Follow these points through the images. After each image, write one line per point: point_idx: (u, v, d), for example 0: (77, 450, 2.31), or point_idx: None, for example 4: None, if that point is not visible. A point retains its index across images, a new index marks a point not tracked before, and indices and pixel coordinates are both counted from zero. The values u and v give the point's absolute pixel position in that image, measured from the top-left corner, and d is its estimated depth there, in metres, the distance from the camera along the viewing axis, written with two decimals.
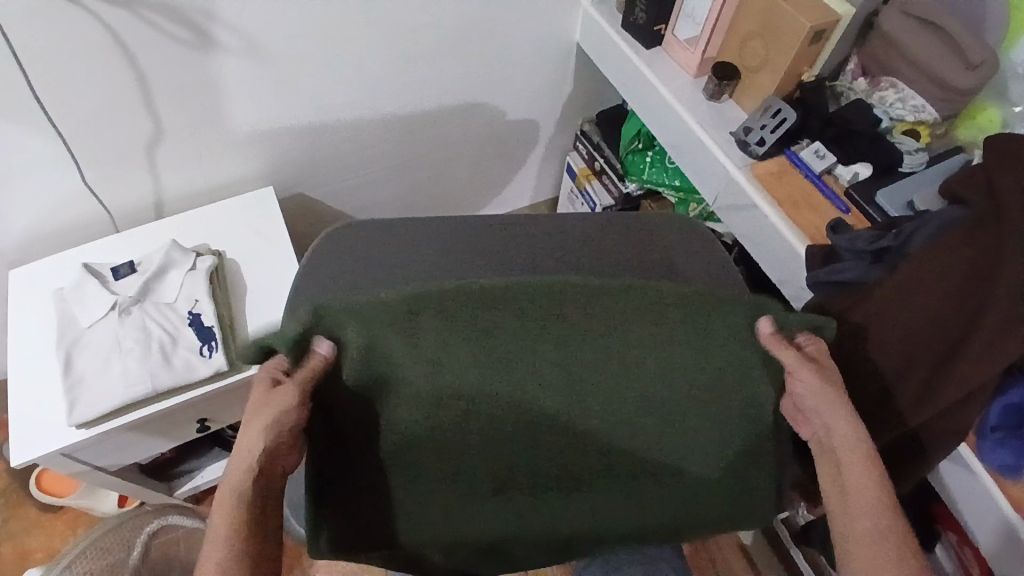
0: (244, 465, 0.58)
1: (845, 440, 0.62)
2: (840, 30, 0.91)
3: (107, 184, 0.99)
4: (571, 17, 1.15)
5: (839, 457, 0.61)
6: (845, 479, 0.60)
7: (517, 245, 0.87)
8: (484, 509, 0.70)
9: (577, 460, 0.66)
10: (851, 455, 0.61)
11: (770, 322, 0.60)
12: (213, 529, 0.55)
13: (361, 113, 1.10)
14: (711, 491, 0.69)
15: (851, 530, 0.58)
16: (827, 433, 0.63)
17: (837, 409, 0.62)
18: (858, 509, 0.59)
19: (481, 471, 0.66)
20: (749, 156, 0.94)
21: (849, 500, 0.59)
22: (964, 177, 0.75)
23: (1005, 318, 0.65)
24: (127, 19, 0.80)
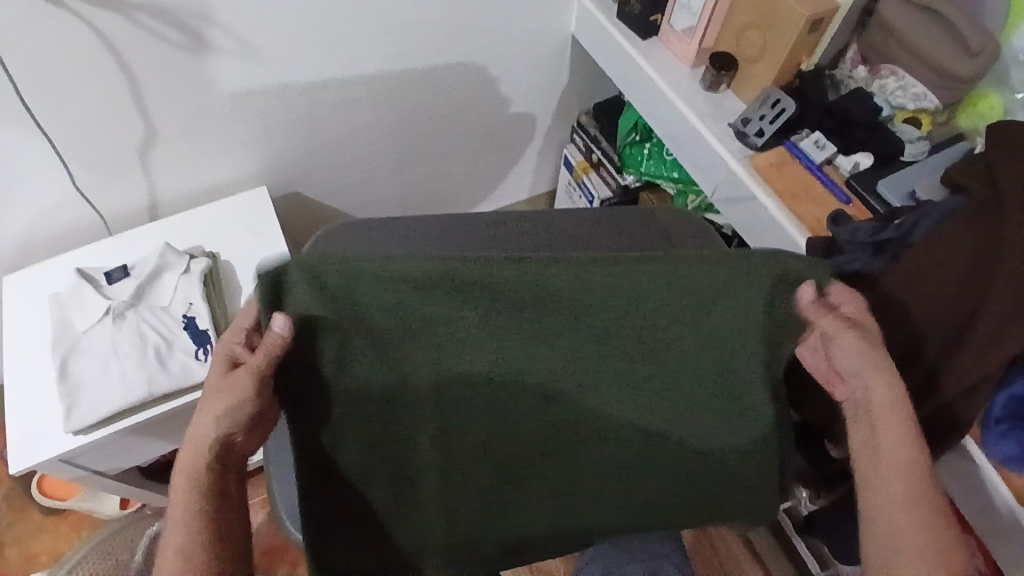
0: (197, 450, 0.61)
1: (883, 403, 0.63)
2: (838, 18, 0.90)
3: (100, 187, 0.98)
4: (566, 8, 1.13)
5: (880, 422, 0.63)
6: (880, 445, 0.63)
7: (513, 244, 0.85)
8: (474, 494, 0.68)
9: (569, 446, 0.66)
10: (890, 419, 0.63)
11: (814, 289, 0.60)
12: (173, 514, 0.59)
13: (356, 110, 1.09)
14: (715, 488, 0.69)
15: (888, 494, 0.61)
16: (873, 396, 0.64)
17: (877, 372, 0.63)
18: (893, 474, 0.62)
19: (463, 450, 0.66)
20: (747, 147, 0.93)
21: (887, 468, 0.62)
22: (965, 167, 0.74)
23: (1007, 309, 0.65)
24: (118, 22, 0.79)
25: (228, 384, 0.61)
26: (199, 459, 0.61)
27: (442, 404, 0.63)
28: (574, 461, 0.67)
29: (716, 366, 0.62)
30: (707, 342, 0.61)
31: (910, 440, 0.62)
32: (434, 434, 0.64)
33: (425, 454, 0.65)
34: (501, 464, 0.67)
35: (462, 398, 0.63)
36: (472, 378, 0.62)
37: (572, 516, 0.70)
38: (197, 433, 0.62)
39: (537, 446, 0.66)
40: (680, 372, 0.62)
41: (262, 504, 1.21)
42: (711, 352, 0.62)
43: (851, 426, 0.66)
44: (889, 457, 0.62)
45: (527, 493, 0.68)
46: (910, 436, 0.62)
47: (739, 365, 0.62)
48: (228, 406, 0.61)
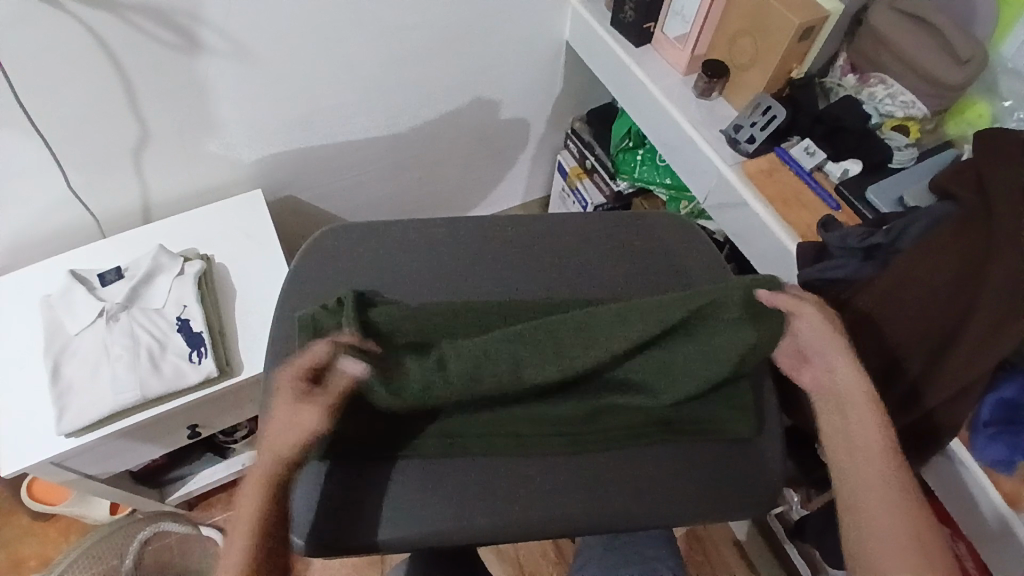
0: (271, 465, 0.64)
1: (853, 386, 0.66)
2: (829, 27, 0.90)
3: (96, 189, 0.98)
4: (559, 15, 1.14)
5: (851, 408, 0.66)
6: (852, 431, 0.65)
7: (501, 249, 0.86)
8: (507, 446, 0.70)
9: (557, 435, 0.70)
10: (855, 402, 0.66)
11: (771, 289, 0.68)
12: (239, 527, 0.62)
13: (351, 114, 1.10)
14: (686, 456, 0.73)
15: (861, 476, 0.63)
16: (843, 384, 0.66)
17: (842, 354, 0.67)
18: (868, 457, 0.64)
19: (513, 419, 0.69)
20: (739, 154, 0.94)
21: (861, 452, 0.64)
22: (954, 174, 0.75)
23: (1001, 309, 0.66)
24: (112, 22, 0.80)
25: (300, 409, 0.65)
26: (273, 471, 0.63)
27: (475, 376, 0.66)
28: (570, 440, 0.70)
29: (707, 366, 0.68)
30: (691, 336, 0.69)
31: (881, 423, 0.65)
32: (478, 404, 0.70)
33: (469, 416, 0.70)
34: (529, 427, 0.69)
35: (500, 381, 0.66)
36: (501, 360, 0.66)
37: (558, 512, 0.70)
38: (272, 451, 0.64)
39: (564, 421, 0.69)
40: (670, 367, 0.69)
41: None
42: (697, 336, 0.68)
43: (821, 412, 0.68)
44: (866, 447, 0.64)
45: (571, 449, 0.70)
46: (880, 421, 0.65)
47: (725, 342, 0.67)
48: (302, 428, 0.64)
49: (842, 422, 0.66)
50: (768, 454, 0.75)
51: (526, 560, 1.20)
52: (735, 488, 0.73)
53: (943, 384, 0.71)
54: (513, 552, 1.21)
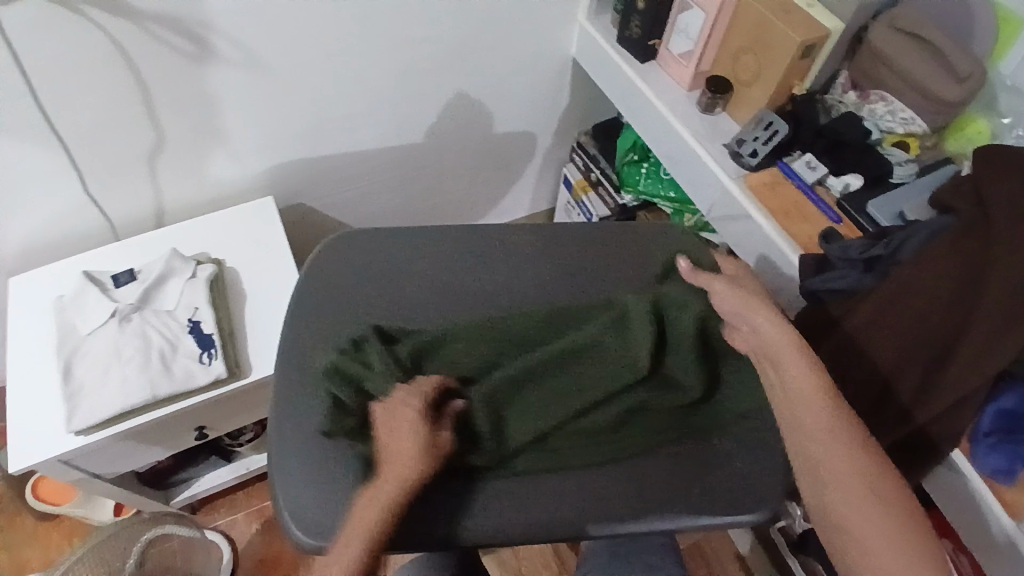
0: (395, 491, 0.64)
1: (776, 338, 0.70)
2: (830, 44, 0.93)
3: (111, 194, 1.00)
4: (566, 32, 1.17)
5: (778, 361, 0.70)
6: (786, 375, 0.69)
7: (506, 267, 0.88)
8: (552, 458, 0.71)
9: (595, 445, 0.71)
10: (783, 352, 0.70)
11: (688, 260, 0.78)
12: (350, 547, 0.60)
13: (362, 123, 1.12)
14: (692, 462, 0.75)
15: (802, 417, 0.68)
16: (763, 335, 0.71)
17: (761, 313, 0.72)
18: (803, 400, 0.68)
19: (564, 433, 0.71)
20: (742, 168, 0.96)
21: (795, 394, 0.68)
22: (954, 189, 0.77)
23: (999, 320, 0.67)
24: (132, 30, 0.82)
25: (433, 443, 0.66)
26: (394, 497, 0.63)
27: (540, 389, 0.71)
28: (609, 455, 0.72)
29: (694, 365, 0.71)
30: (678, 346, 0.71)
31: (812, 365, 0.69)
32: (534, 422, 0.70)
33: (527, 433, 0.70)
34: (582, 440, 0.71)
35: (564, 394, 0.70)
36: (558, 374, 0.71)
37: (564, 511, 0.72)
38: (398, 478, 0.64)
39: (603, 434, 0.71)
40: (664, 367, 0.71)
41: (257, 515, 1.26)
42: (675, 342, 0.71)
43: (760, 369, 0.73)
44: (802, 399, 0.68)
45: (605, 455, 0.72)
46: (808, 362, 0.69)
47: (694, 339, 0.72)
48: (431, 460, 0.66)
49: (776, 374, 0.70)
50: (770, 460, 0.76)
51: (528, 569, 1.20)
52: (738, 494, 0.74)
53: (941, 393, 0.72)
54: (514, 561, 1.21)
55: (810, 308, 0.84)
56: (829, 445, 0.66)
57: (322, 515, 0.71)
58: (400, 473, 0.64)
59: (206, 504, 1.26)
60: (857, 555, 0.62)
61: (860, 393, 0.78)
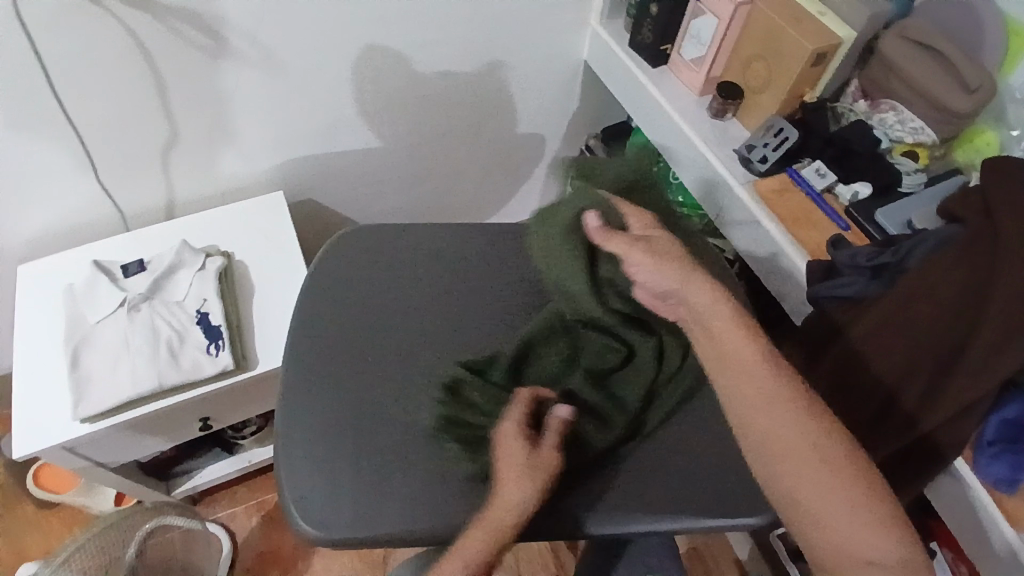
0: (508, 515, 0.62)
1: (708, 308, 0.65)
2: (842, 53, 0.93)
3: (123, 184, 1.00)
4: (578, 36, 1.17)
5: (713, 331, 0.64)
6: (726, 352, 0.63)
7: (494, 295, 0.87)
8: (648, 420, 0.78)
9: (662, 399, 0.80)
10: (721, 325, 0.64)
11: (595, 215, 0.71)
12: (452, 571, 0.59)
13: (373, 122, 1.12)
14: (693, 465, 0.76)
15: (743, 397, 0.62)
16: (696, 303, 0.65)
17: (687, 281, 0.66)
18: (749, 375, 0.62)
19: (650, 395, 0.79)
20: (751, 173, 0.96)
21: (738, 375, 0.62)
22: (961, 199, 0.77)
23: (1001, 331, 0.67)
24: (150, 24, 0.83)
25: (541, 458, 0.65)
26: (502, 522, 0.62)
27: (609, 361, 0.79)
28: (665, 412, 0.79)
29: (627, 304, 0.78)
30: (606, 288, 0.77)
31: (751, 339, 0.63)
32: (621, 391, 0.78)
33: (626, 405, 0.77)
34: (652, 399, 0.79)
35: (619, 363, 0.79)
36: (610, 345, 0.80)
37: (569, 508, 0.73)
38: (510, 502, 0.63)
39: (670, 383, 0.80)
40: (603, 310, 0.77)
41: (257, 508, 1.26)
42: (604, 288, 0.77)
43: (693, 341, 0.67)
44: (747, 368, 0.62)
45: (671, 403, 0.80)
46: (743, 332, 0.63)
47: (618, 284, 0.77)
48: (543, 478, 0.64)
49: (712, 345, 0.64)
50: None
51: (527, 569, 1.20)
52: (742, 497, 0.74)
53: (944, 403, 0.72)
54: (513, 561, 1.21)
55: (816, 314, 0.84)
56: (775, 414, 0.60)
57: (327, 508, 0.71)
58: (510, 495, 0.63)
59: (207, 496, 1.26)
60: (813, 528, 0.58)
61: (863, 399, 0.79)
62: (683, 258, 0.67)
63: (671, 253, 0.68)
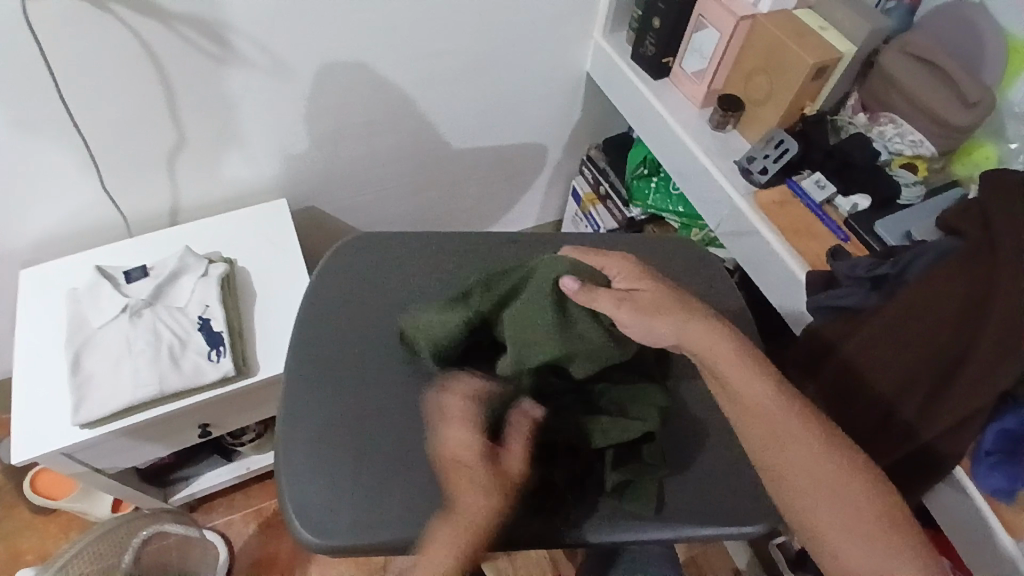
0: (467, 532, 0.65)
1: (709, 350, 0.71)
2: (842, 67, 0.94)
3: (127, 189, 1.01)
4: (582, 48, 1.18)
5: (725, 377, 0.70)
6: (734, 390, 0.69)
7: None
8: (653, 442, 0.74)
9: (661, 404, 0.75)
10: (726, 368, 0.70)
11: (570, 279, 0.73)
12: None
13: (377, 130, 1.13)
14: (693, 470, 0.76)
15: (750, 432, 0.68)
16: (705, 352, 0.71)
17: (685, 328, 0.71)
18: (751, 411, 0.68)
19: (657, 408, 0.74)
20: (751, 184, 0.97)
21: (745, 411, 0.68)
22: (960, 211, 0.78)
23: (1001, 343, 0.68)
24: (159, 30, 0.83)
25: (498, 465, 0.68)
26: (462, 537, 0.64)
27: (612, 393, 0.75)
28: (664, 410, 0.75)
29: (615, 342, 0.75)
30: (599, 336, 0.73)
31: (760, 379, 0.69)
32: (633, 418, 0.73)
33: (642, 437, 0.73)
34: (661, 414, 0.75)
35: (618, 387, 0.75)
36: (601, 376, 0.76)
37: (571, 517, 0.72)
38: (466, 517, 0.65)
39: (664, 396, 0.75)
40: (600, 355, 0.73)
41: (255, 515, 1.26)
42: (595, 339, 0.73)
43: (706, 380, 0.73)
44: (763, 412, 0.68)
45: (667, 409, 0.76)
46: (750, 371, 0.69)
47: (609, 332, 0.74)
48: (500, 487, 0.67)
49: (725, 392, 0.70)
50: None
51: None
52: (740, 503, 0.74)
53: (944, 414, 0.72)
54: (512, 569, 1.21)
55: (816, 324, 0.85)
56: (791, 454, 0.66)
57: (329, 514, 0.71)
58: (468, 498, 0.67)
59: (204, 503, 1.26)
60: (829, 553, 0.64)
61: (863, 409, 0.79)
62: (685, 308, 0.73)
63: (654, 306, 0.73)
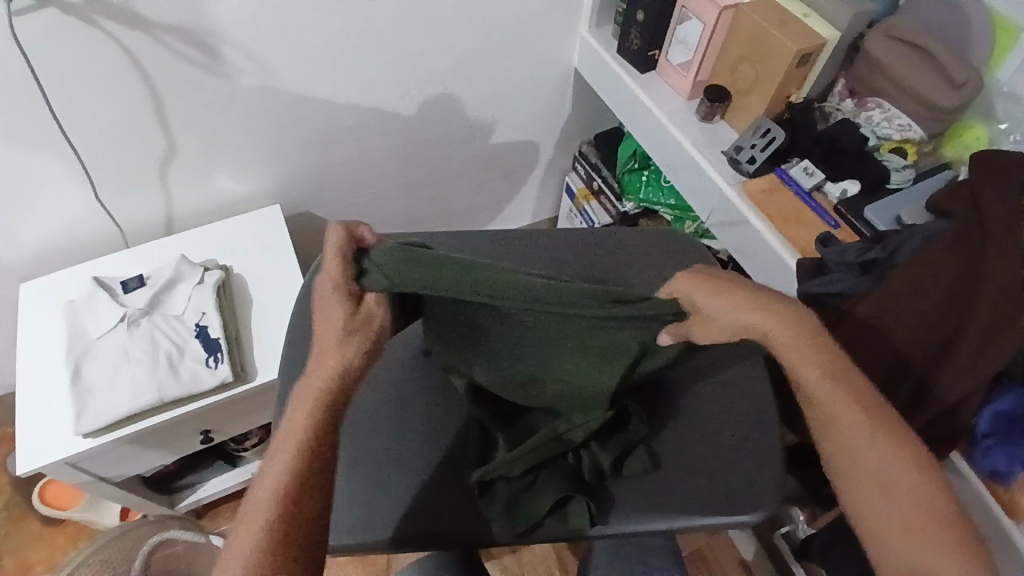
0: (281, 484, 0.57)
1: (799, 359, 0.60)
2: (826, 53, 0.94)
3: (121, 201, 1.02)
4: (568, 43, 1.19)
5: (795, 369, 0.60)
6: (801, 376, 0.60)
7: None
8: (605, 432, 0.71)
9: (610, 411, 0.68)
10: (803, 357, 0.60)
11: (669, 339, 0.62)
12: (235, 549, 0.55)
13: (366, 133, 1.14)
14: (688, 460, 0.76)
15: (822, 428, 0.61)
16: (777, 334, 0.59)
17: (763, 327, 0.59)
18: (826, 402, 0.60)
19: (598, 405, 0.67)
20: (740, 174, 0.97)
21: (820, 410, 0.60)
22: (949, 194, 0.78)
23: (993, 325, 0.69)
24: (144, 40, 0.84)
25: (350, 329, 0.57)
26: (265, 501, 0.56)
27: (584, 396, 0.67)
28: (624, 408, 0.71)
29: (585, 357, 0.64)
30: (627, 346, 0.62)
31: (820, 360, 0.60)
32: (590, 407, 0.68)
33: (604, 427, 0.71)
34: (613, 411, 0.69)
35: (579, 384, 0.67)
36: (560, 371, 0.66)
37: None
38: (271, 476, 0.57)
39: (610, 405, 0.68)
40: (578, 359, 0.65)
41: None
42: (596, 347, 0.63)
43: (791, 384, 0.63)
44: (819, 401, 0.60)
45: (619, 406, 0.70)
46: (814, 353, 0.60)
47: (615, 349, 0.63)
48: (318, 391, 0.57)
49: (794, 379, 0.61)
50: (769, 459, 0.76)
51: (530, 573, 1.21)
52: (737, 491, 0.74)
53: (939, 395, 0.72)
54: (517, 566, 1.21)
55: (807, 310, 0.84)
56: (839, 437, 0.60)
57: None
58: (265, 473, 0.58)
59: (211, 509, 1.28)
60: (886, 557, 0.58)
61: None
62: (747, 286, 0.60)
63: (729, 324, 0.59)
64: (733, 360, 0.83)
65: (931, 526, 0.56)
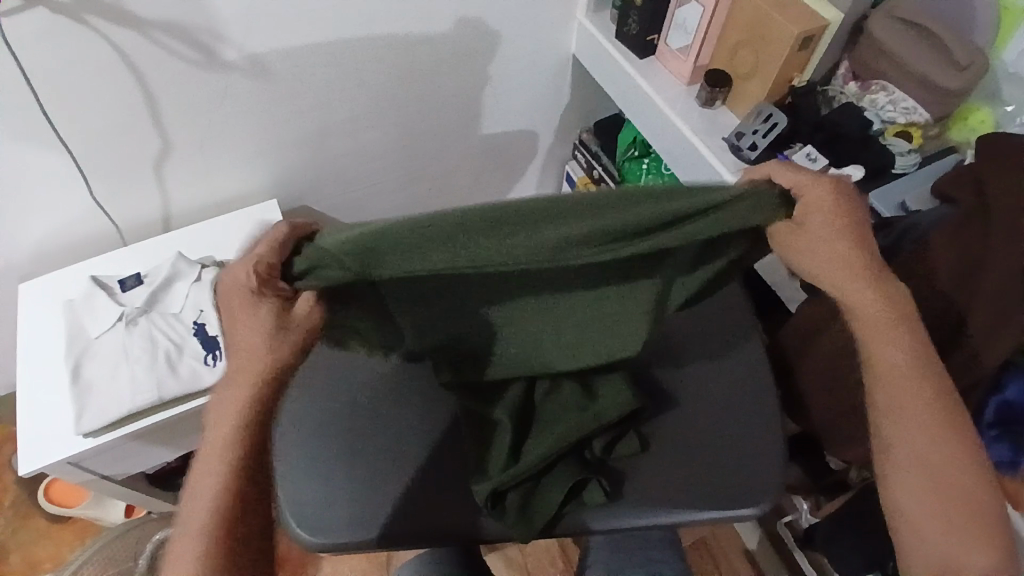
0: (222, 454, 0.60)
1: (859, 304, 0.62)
2: (829, 36, 0.92)
3: (117, 199, 1.01)
4: (566, 29, 1.17)
5: (874, 355, 0.63)
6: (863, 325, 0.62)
7: None
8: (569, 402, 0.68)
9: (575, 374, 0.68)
10: (888, 332, 0.62)
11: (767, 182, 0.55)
12: (186, 515, 0.60)
13: (362, 126, 1.13)
14: (690, 453, 0.75)
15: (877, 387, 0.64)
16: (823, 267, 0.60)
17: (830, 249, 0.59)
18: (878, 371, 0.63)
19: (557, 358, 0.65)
20: (741, 161, 0.95)
21: (881, 375, 0.63)
22: (954, 178, 0.75)
23: (1001, 314, 0.67)
24: (135, 38, 0.83)
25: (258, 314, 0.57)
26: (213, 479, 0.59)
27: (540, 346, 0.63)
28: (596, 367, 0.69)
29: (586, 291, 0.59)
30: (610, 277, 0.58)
31: (893, 340, 0.62)
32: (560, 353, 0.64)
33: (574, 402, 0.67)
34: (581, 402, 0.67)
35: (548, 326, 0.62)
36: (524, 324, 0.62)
37: (573, 509, 0.70)
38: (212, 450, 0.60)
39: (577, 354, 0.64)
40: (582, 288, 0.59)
41: None
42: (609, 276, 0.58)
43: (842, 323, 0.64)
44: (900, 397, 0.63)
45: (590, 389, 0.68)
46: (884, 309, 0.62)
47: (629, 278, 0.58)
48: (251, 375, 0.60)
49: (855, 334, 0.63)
50: (771, 453, 0.75)
51: (534, 564, 1.21)
52: (739, 486, 0.73)
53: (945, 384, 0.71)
54: (521, 558, 1.21)
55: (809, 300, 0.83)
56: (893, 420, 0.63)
57: (322, 508, 0.70)
58: (200, 466, 0.61)
59: None
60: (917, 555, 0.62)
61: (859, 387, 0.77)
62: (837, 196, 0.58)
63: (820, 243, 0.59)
64: (735, 350, 0.82)
65: (964, 518, 0.60)
